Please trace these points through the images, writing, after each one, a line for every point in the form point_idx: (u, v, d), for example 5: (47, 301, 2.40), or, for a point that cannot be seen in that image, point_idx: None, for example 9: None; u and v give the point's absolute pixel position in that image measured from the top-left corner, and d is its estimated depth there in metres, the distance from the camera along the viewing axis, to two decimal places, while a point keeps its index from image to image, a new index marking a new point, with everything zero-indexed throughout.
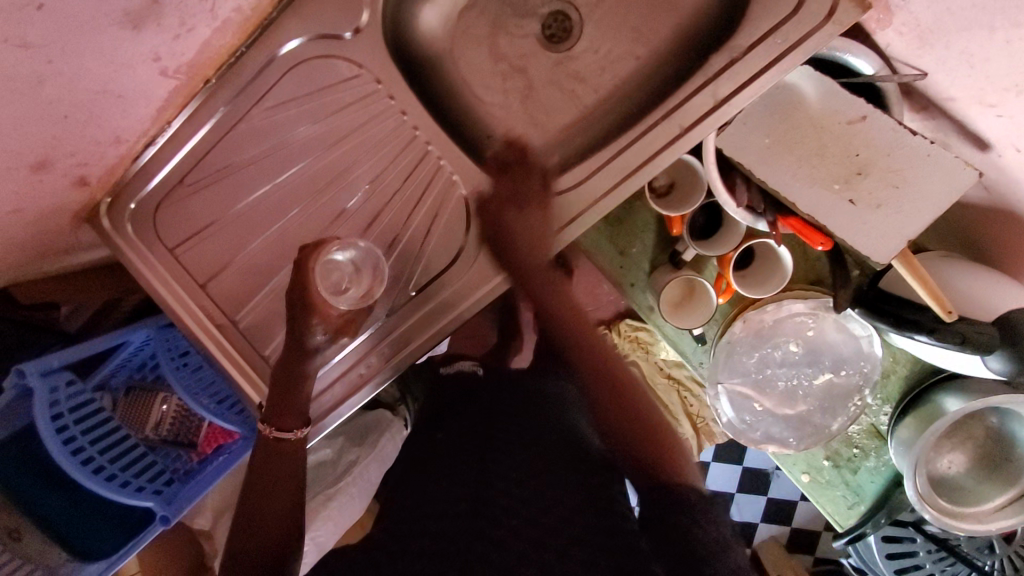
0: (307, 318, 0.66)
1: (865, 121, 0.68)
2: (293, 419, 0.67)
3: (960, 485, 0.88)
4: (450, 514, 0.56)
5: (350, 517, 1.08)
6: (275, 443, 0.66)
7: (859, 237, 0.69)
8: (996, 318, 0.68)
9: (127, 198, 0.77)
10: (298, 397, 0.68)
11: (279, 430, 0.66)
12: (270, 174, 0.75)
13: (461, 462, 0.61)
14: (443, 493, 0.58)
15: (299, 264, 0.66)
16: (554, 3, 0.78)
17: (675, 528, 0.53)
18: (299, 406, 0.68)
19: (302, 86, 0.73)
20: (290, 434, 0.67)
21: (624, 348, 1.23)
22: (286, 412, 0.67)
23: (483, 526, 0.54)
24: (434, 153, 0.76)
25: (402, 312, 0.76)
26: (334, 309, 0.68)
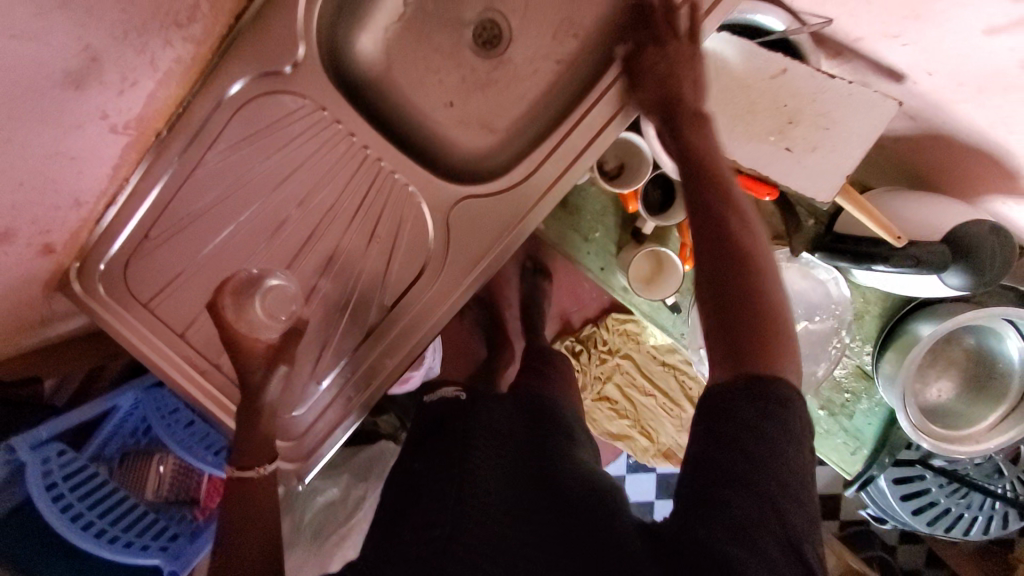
0: (234, 355, 0.68)
1: (786, 73, 0.71)
2: (253, 456, 0.66)
3: (951, 410, 0.90)
4: (428, 536, 0.58)
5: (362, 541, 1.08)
6: (235, 481, 0.65)
7: (799, 180, 0.73)
8: (944, 236, 0.70)
9: (94, 261, 0.78)
10: (257, 436, 0.67)
11: (239, 469, 0.66)
12: (231, 215, 0.77)
13: (432, 497, 0.63)
14: (420, 519, 0.60)
15: (210, 306, 0.69)
16: (480, 13, 0.82)
17: (718, 448, 0.52)
18: (262, 440, 0.68)
19: (252, 125, 0.75)
20: (250, 471, 0.66)
21: (614, 342, 1.24)
22: (251, 449, 0.67)
23: (461, 526, 0.57)
24: (387, 168, 0.78)
25: (365, 348, 0.78)
26: (259, 338, 0.69)
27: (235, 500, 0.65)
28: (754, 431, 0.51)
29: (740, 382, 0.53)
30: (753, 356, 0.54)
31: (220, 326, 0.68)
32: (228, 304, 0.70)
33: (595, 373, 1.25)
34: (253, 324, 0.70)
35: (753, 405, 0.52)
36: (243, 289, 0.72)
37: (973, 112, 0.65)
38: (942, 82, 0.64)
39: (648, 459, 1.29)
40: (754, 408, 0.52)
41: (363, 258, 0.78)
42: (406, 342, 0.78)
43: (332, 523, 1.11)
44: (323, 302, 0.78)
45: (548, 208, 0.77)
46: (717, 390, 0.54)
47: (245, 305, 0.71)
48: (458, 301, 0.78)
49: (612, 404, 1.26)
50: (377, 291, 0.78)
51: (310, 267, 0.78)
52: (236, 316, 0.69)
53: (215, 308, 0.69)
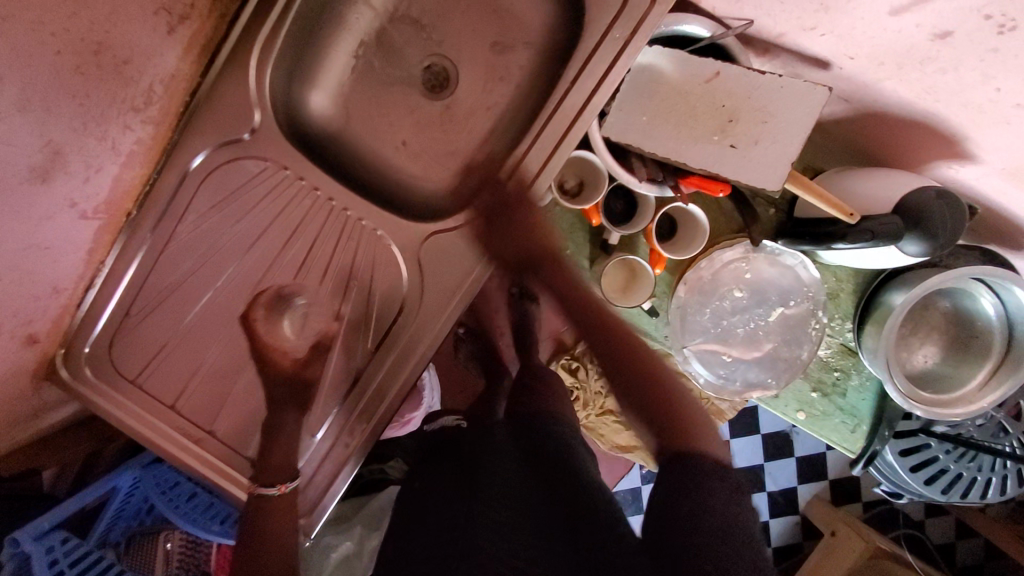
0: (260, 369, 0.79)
1: (719, 76, 0.75)
2: (273, 475, 0.74)
3: (941, 375, 0.91)
4: (436, 538, 0.65)
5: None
6: (256, 498, 0.73)
7: (748, 174, 0.75)
8: (894, 208, 0.72)
9: (79, 345, 0.80)
10: (274, 456, 0.75)
11: (261, 486, 0.73)
12: (208, 282, 0.79)
13: (438, 503, 0.70)
14: (431, 524, 0.68)
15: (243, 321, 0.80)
16: (425, 59, 0.86)
17: (671, 510, 0.61)
18: (281, 461, 0.75)
19: (220, 192, 0.78)
20: (273, 489, 0.73)
21: None
22: (274, 466, 0.75)
23: (465, 521, 0.65)
24: (354, 217, 0.81)
25: (354, 394, 0.79)
26: (286, 356, 0.79)
27: (258, 515, 0.72)
28: (706, 490, 0.62)
29: (704, 464, 0.65)
30: (672, 441, 0.68)
31: (253, 339, 0.80)
32: (262, 319, 0.80)
33: (596, 389, 1.25)
34: (283, 340, 0.80)
35: (706, 478, 0.63)
36: (274, 304, 0.80)
37: (898, 86, 0.67)
38: (865, 64, 0.67)
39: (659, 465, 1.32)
40: (710, 483, 0.63)
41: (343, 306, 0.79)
42: (393, 380, 0.79)
43: None
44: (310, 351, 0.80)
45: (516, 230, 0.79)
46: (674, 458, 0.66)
47: (275, 322, 0.80)
48: (439, 336, 0.79)
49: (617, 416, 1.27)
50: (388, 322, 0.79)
51: (293, 320, 0.80)
52: (266, 335, 0.80)
53: (248, 324, 0.79)
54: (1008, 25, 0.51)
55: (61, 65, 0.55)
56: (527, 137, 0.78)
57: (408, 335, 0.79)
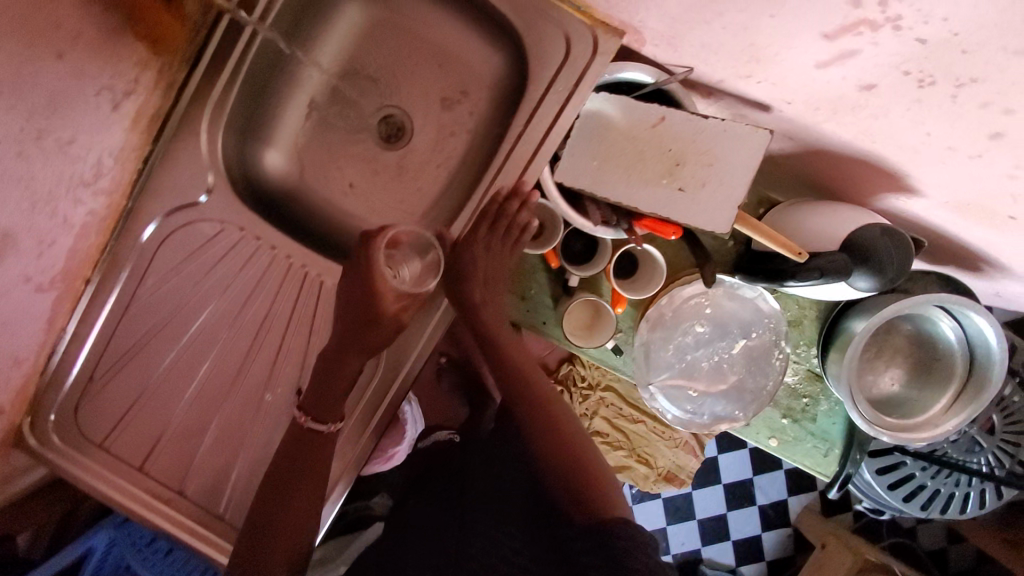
0: (367, 297, 0.73)
1: (665, 121, 0.76)
2: (328, 414, 0.75)
3: (907, 398, 0.91)
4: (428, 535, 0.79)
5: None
6: (306, 432, 0.74)
7: (698, 216, 0.75)
8: (842, 244, 0.73)
9: (45, 412, 0.80)
10: (336, 397, 0.75)
11: (312, 421, 0.74)
12: (172, 343, 0.80)
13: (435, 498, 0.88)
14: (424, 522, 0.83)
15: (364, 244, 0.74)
16: (379, 110, 0.87)
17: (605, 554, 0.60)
18: (337, 404, 0.75)
19: (178, 254, 0.78)
20: (323, 426, 0.75)
21: (591, 377, 1.22)
22: (326, 407, 0.75)
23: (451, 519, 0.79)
24: (313, 273, 0.81)
25: None
26: (392, 287, 0.74)
27: (299, 442, 0.74)
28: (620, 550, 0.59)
29: (620, 533, 0.61)
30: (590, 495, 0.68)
31: (370, 263, 0.74)
32: (226, 376, 0.80)
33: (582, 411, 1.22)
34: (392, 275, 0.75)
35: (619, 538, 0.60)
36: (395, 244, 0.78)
37: (837, 127, 0.68)
38: (802, 108, 0.68)
39: (651, 486, 1.29)
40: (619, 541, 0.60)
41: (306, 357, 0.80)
42: (359, 431, 0.79)
43: None
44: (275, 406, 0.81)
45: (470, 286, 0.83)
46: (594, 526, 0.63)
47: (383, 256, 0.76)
48: (402, 389, 0.80)
49: (605, 439, 1.24)
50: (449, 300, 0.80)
51: (258, 376, 0.80)
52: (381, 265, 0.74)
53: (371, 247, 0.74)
54: (927, 80, 0.51)
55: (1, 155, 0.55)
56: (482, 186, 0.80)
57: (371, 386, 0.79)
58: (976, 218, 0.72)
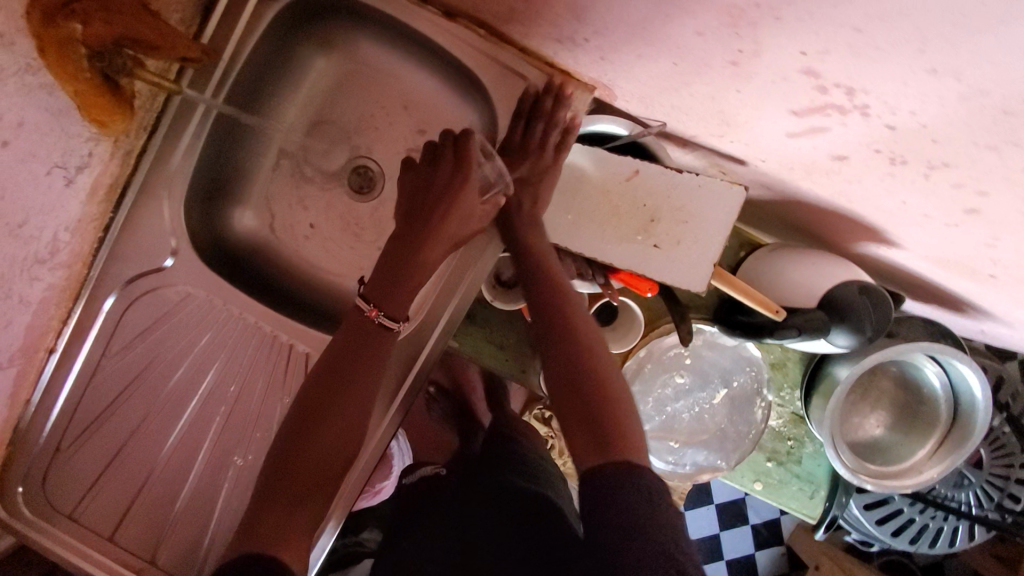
0: (449, 190, 0.70)
1: (639, 174, 0.74)
2: (393, 305, 0.69)
3: (891, 443, 0.90)
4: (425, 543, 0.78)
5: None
6: (378, 324, 0.68)
7: (675, 274, 0.74)
8: (819, 301, 0.72)
9: (12, 483, 0.78)
10: (405, 285, 0.70)
11: (384, 315, 0.69)
12: (141, 409, 0.78)
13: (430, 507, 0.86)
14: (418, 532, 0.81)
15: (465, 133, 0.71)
16: (350, 161, 0.85)
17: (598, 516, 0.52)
18: (402, 295, 0.70)
19: (143, 321, 0.76)
20: (392, 324, 0.69)
21: None
22: (391, 307, 0.69)
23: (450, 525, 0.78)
24: (283, 336, 0.79)
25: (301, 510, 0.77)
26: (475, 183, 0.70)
27: (359, 333, 0.69)
28: (618, 501, 0.52)
29: (608, 468, 0.55)
30: (616, 448, 0.56)
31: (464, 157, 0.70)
32: (198, 441, 0.79)
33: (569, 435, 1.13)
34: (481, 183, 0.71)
35: (619, 487, 0.53)
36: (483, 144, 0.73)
37: (813, 186, 0.67)
38: (776, 166, 0.67)
39: None
40: (620, 491, 0.52)
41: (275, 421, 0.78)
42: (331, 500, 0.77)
43: None
44: (248, 469, 0.79)
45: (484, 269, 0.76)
46: (589, 475, 0.55)
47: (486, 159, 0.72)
48: None
49: None
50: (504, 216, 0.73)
51: (230, 441, 0.79)
52: (478, 161, 0.71)
53: (468, 137, 0.71)
54: (899, 159, 0.50)
55: None
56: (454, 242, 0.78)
57: None
58: (956, 271, 0.71)
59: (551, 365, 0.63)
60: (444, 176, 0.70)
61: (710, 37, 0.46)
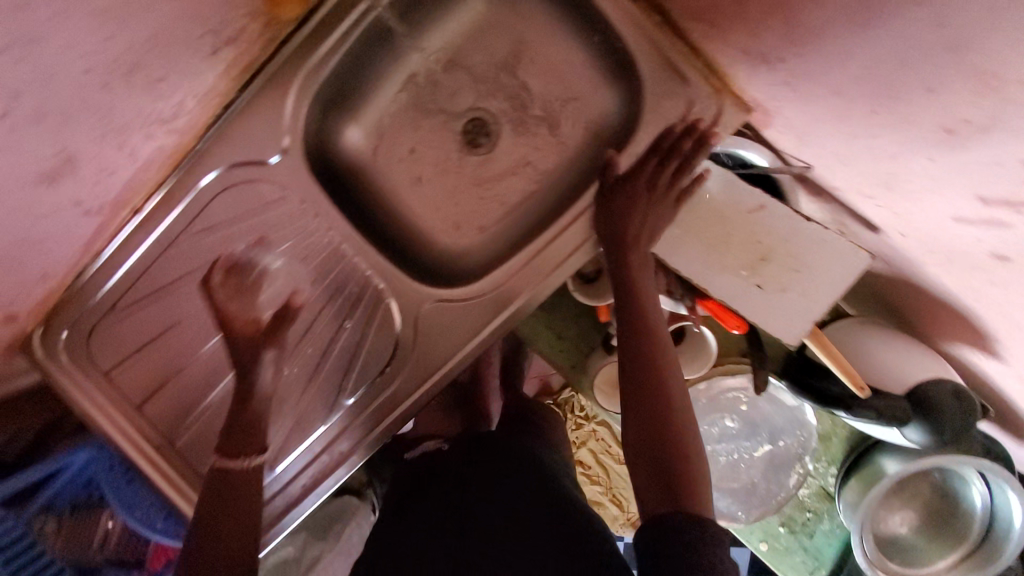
0: (236, 328, 0.67)
1: (763, 210, 0.72)
2: (235, 443, 0.64)
3: (912, 544, 0.88)
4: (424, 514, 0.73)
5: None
6: (224, 469, 0.63)
7: (768, 320, 0.72)
8: (907, 391, 0.70)
9: (59, 326, 0.78)
10: (251, 424, 0.65)
11: (224, 457, 0.64)
12: (203, 293, 0.77)
13: (437, 469, 0.81)
14: (421, 498, 0.76)
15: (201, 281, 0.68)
16: (473, 110, 0.84)
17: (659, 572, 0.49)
18: (257, 429, 0.66)
19: (230, 210, 0.75)
20: (238, 460, 0.64)
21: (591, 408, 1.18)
22: (243, 439, 0.65)
23: (458, 501, 0.73)
24: (362, 265, 0.78)
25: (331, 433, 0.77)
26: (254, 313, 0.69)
27: (219, 482, 0.63)
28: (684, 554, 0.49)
29: (678, 515, 0.51)
30: (686, 496, 0.53)
31: (212, 301, 0.68)
32: None
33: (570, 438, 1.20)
34: (251, 305, 0.70)
35: (681, 538, 0.50)
36: (235, 266, 0.72)
37: (941, 275, 0.65)
38: (913, 245, 0.64)
39: (616, 529, 1.21)
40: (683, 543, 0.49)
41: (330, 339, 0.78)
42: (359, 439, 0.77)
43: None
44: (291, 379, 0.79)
45: (574, 267, 0.76)
46: (654, 522, 0.52)
47: (236, 281, 0.70)
48: (417, 404, 0.77)
49: (585, 471, 1.18)
50: (612, 236, 0.69)
51: None
52: (217, 297, 0.68)
53: (208, 286, 0.68)
54: None
55: (89, 83, 0.53)
56: (558, 221, 0.77)
57: (390, 397, 0.77)
58: None
59: (629, 399, 0.59)
60: (220, 296, 0.68)
61: (939, 96, 0.45)
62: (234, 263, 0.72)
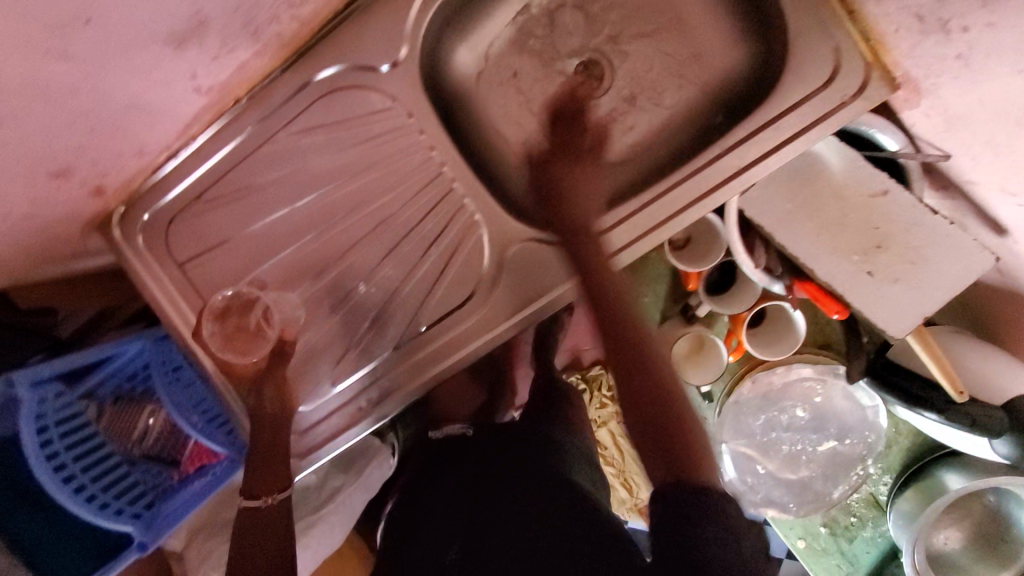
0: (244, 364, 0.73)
1: (887, 196, 0.70)
2: (258, 482, 0.66)
3: (958, 563, 0.86)
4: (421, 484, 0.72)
5: (350, 519, 0.99)
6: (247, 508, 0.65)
7: (875, 309, 0.69)
8: (1005, 403, 0.68)
9: (141, 209, 0.76)
10: (275, 452, 0.69)
11: (247, 496, 0.66)
12: (294, 196, 0.76)
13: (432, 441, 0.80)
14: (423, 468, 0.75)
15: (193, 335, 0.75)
16: (588, 51, 0.80)
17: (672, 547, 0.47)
18: (277, 460, 0.69)
19: (331, 115, 0.74)
20: (259, 499, 0.66)
21: (620, 390, 1.05)
22: (263, 479, 0.67)
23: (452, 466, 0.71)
24: (459, 191, 0.76)
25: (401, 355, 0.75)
26: (246, 355, 0.72)
27: (248, 522, 0.64)
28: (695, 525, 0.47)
29: (674, 490, 0.48)
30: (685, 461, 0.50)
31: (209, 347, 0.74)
32: (328, 255, 0.76)
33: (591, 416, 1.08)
34: (246, 346, 0.73)
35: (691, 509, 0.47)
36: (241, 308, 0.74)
37: None
38: None
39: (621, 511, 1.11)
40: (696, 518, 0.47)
41: (413, 262, 0.76)
42: (428, 370, 0.75)
43: (306, 505, 0.98)
44: (365, 300, 0.76)
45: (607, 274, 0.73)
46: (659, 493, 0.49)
47: (235, 323, 0.73)
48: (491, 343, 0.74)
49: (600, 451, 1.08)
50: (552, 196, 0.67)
51: (358, 267, 0.76)
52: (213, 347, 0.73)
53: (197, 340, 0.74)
54: None
55: None
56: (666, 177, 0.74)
57: (466, 331, 0.74)
58: None
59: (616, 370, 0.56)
60: (218, 344, 0.73)
61: None
62: (226, 307, 0.73)
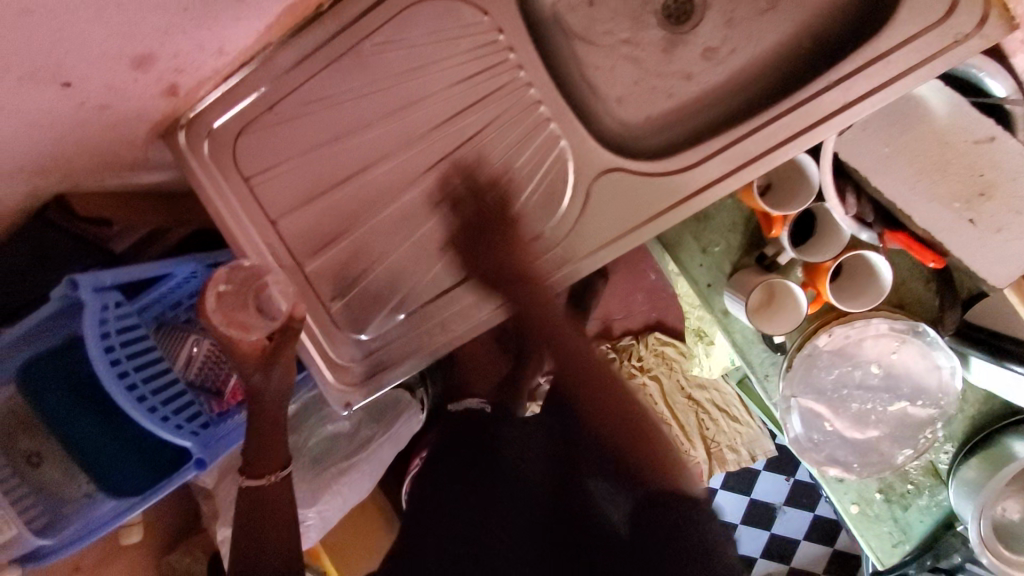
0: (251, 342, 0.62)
1: (993, 143, 0.67)
2: (261, 465, 0.67)
3: (1016, 532, 0.85)
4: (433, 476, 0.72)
5: (379, 469, 0.96)
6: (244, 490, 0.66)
7: (976, 259, 0.68)
8: None
9: (209, 118, 0.73)
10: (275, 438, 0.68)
11: (247, 480, 0.67)
12: (373, 112, 0.73)
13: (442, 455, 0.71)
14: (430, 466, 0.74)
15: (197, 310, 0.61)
16: None
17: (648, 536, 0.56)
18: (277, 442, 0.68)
19: (417, 29, 0.72)
20: (261, 480, 0.66)
21: (648, 360, 1.16)
22: (260, 458, 0.67)
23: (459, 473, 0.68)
24: (546, 114, 0.74)
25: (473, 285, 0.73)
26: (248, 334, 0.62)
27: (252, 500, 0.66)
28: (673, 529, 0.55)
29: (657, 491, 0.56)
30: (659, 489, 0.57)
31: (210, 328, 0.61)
32: (401, 176, 0.73)
33: None
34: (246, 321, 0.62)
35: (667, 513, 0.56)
36: (248, 282, 0.64)
37: None
38: None
39: None
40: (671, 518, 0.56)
41: (492, 187, 0.73)
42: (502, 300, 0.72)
43: (335, 454, 0.95)
44: (436, 227, 0.74)
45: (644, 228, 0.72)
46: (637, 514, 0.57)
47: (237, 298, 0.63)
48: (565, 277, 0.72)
49: None
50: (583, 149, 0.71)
51: (433, 191, 0.73)
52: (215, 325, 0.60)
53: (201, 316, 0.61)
54: None
55: None
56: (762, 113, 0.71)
57: (543, 262, 0.72)
58: None
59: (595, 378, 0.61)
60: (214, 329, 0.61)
61: None
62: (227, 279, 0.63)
